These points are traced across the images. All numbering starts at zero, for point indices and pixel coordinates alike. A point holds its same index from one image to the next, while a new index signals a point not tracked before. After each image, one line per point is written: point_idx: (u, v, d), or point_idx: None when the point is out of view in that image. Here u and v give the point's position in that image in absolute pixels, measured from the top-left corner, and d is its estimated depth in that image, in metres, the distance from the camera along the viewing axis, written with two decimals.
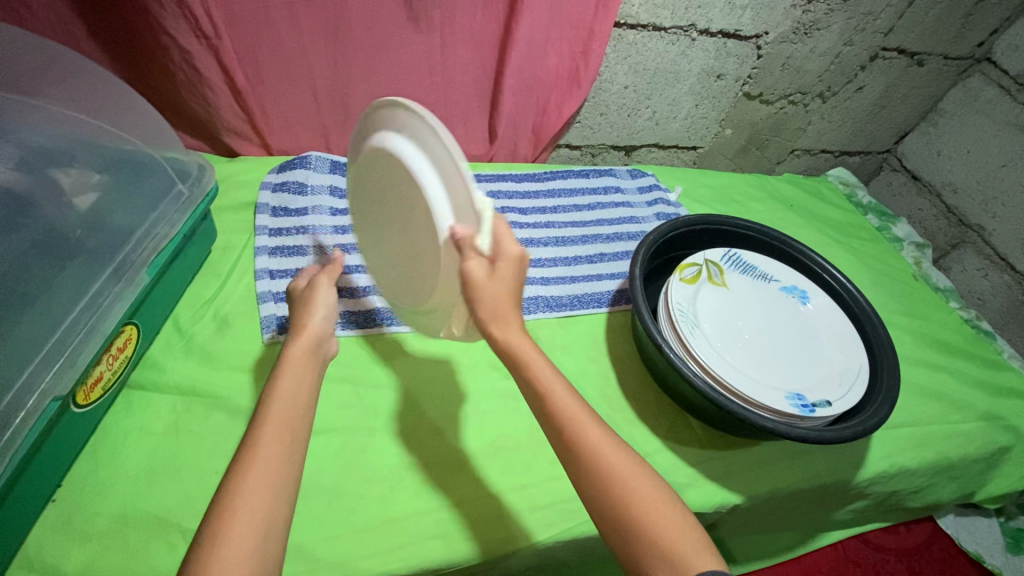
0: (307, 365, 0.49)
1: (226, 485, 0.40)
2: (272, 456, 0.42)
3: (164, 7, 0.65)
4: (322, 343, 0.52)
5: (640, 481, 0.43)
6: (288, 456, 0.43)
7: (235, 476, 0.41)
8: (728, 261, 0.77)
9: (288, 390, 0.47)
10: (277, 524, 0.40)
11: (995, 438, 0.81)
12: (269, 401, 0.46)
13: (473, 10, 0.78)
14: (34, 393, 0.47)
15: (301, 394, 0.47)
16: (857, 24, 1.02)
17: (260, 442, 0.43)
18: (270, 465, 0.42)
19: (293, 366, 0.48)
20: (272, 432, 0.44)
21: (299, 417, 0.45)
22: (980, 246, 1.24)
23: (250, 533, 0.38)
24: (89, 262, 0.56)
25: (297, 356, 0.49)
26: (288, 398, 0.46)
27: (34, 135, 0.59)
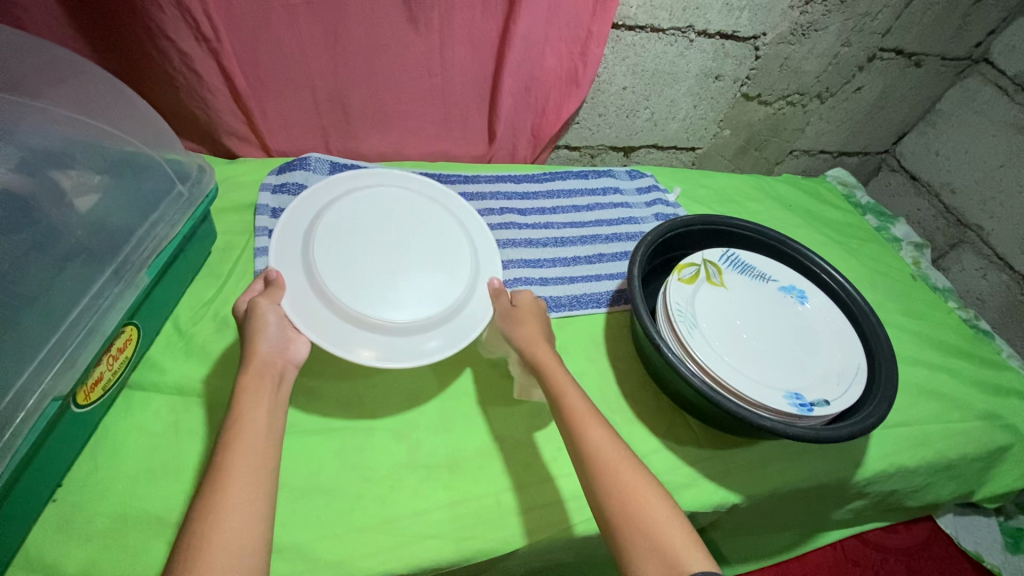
0: (262, 390, 0.50)
1: (199, 517, 0.41)
2: (239, 474, 0.44)
3: (164, 9, 0.65)
4: (277, 369, 0.52)
5: (635, 476, 0.48)
6: (258, 473, 0.44)
7: (206, 509, 0.42)
8: (726, 260, 0.77)
9: (253, 420, 0.47)
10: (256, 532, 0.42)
11: (993, 437, 0.82)
12: (231, 428, 0.47)
13: (472, 11, 0.79)
14: (35, 393, 0.48)
15: (261, 418, 0.48)
16: (855, 25, 1.02)
17: (230, 473, 0.44)
18: (241, 482, 0.43)
19: (251, 391, 0.49)
20: (240, 450, 0.45)
21: (263, 440, 0.47)
22: (978, 246, 1.24)
23: (230, 543, 0.40)
24: (89, 263, 0.56)
25: (251, 386, 0.50)
26: (251, 419, 0.47)
27: (34, 137, 0.58)
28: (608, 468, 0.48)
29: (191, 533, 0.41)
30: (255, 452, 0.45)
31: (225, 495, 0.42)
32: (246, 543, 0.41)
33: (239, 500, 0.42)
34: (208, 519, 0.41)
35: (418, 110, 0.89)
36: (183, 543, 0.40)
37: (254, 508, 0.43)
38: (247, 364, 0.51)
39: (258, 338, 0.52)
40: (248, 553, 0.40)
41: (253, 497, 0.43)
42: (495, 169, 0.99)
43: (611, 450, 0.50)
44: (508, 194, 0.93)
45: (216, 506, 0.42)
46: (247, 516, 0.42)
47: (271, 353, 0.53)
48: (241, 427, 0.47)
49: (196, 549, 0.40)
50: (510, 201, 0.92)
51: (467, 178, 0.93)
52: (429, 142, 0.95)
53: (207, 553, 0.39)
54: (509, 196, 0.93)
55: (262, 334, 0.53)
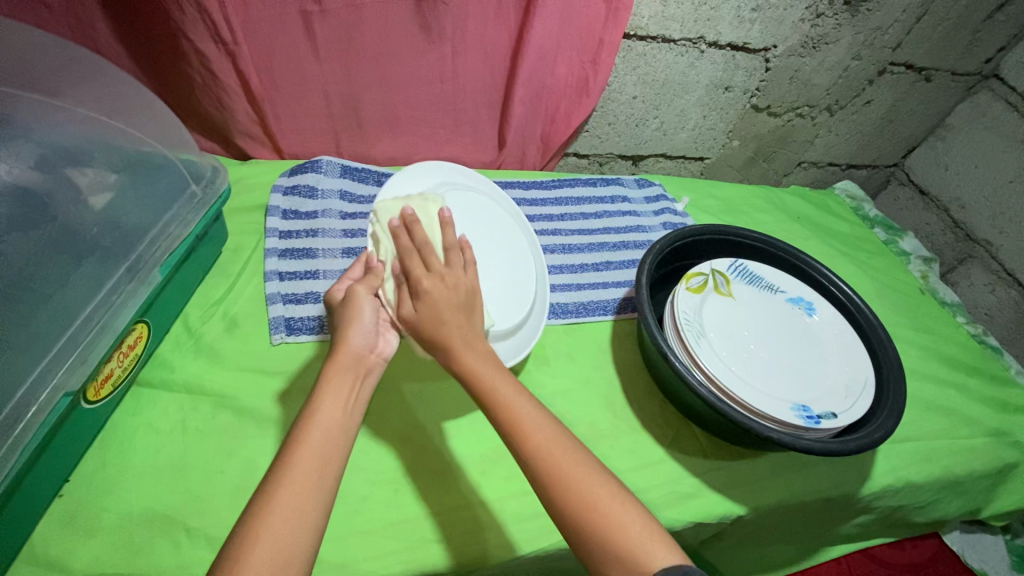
0: (351, 385, 0.49)
1: (248, 518, 0.40)
2: (310, 460, 0.43)
3: (184, 10, 0.67)
4: (368, 359, 0.51)
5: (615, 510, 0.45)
6: (327, 468, 0.44)
7: (258, 511, 0.40)
8: (734, 271, 0.77)
9: (325, 420, 0.46)
10: (313, 518, 0.41)
11: (1001, 454, 0.81)
12: (311, 415, 0.46)
13: (485, 19, 0.80)
14: (47, 387, 0.48)
15: (344, 410, 0.47)
16: (866, 39, 1.03)
17: (287, 478, 0.42)
18: (309, 471, 0.43)
19: (336, 381, 0.48)
20: (314, 433, 0.45)
21: (341, 431, 0.46)
22: (987, 261, 1.24)
23: (289, 525, 0.40)
24: (102, 261, 0.57)
25: (335, 379, 0.48)
26: (330, 409, 0.46)
27: (52, 135, 0.60)
28: (559, 478, 0.46)
29: (257, 505, 0.41)
30: (326, 441, 0.45)
31: (293, 477, 0.42)
32: (298, 537, 0.40)
33: (306, 483, 0.42)
34: (273, 497, 0.41)
35: (429, 116, 0.90)
36: (247, 516, 0.41)
37: (319, 496, 0.42)
38: (339, 353, 0.50)
39: (351, 326, 0.51)
40: (303, 540, 0.40)
41: (318, 486, 0.42)
42: (505, 175, 0.99)
43: (552, 449, 0.47)
44: (516, 200, 0.93)
45: (278, 496, 0.41)
46: (307, 502, 0.41)
47: (365, 344, 0.51)
48: (319, 414, 0.46)
49: (261, 522, 0.40)
50: (518, 207, 0.92)
51: None
52: (439, 147, 0.96)
53: (268, 529, 0.39)
54: (518, 203, 0.93)
55: (355, 323, 0.51)
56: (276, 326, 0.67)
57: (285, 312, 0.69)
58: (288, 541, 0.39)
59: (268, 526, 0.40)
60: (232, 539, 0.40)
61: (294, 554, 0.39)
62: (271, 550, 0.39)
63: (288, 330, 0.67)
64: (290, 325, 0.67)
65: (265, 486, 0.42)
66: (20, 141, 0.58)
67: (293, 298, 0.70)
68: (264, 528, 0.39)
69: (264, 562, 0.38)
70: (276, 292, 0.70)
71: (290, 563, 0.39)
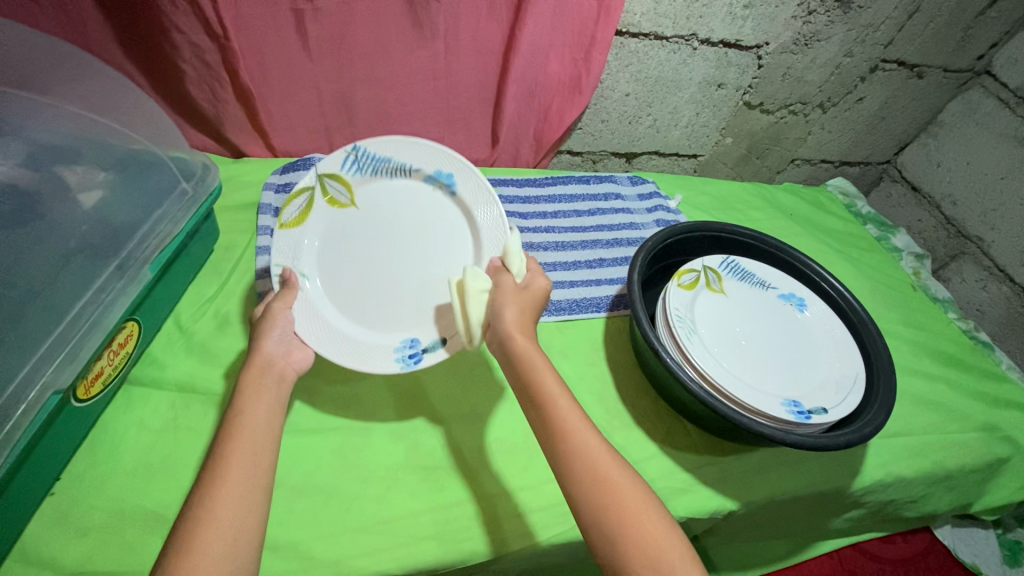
0: (269, 383, 0.52)
1: (192, 507, 0.42)
2: (248, 450, 0.45)
3: (176, 5, 0.67)
4: (285, 356, 0.55)
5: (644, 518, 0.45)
6: (261, 459, 0.46)
7: (201, 498, 0.42)
8: (726, 267, 0.77)
9: (253, 413, 0.48)
10: (256, 504, 0.43)
11: (992, 448, 0.81)
12: (237, 412, 0.48)
13: (477, 16, 0.80)
14: (36, 385, 0.48)
15: (269, 407, 0.49)
16: (857, 35, 1.03)
17: (226, 464, 0.44)
18: (246, 461, 0.45)
19: (257, 382, 0.51)
20: (248, 427, 0.47)
21: (271, 425, 0.48)
22: (979, 257, 1.25)
23: (233, 511, 0.42)
24: (91, 258, 0.56)
25: (251, 380, 0.51)
26: (258, 408, 0.49)
27: (41, 133, 0.60)
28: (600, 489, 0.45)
29: (198, 496, 0.42)
30: (260, 434, 0.47)
31: (232, 463, 0.44)
32: (242, 515, 0.42)
33: (245, 472, 0.44)
34: (213, 489, 0.43)
35: (422, 114, 0.90)
36: (191, 508, 0.42)
37: (257, 484, 0.44)
38: (255, 355, 0.53)
39: (269, 332, 0.55)
40: (247, 525, 0.42)
41: (256, 475, 0.44)
42: (498, 173, 0.99)
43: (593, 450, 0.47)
44: (509, 197, 0.93)
45: (219, 481, 0.43)
46: (249, 490, 0.43)
47: (280, 345, 0.55)
48: (249, 413, 0.48)
49: (204, 511, 0.41)
50: (512, 205, 0.92)
51: None
52: None
53: (214, 517, 0.41)
54: (511, 200, 0.93)
55: (268, 333, 0.55)
56: None
57: None
58: (233, 525, 0.41)
59: (214, 513, 0.41)
60: (178, 531, 0.41)
61: (241, 538, 0.41)
62: (220, 533, 0.40)
63: None
64: None
65: (202, 482, 0.43)
66: (9, 138, 0.57)
67: None
68: (209, 515, 0.41)
69: (212, 547, 0.40)
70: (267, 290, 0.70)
71: (239, 544, 0.41)
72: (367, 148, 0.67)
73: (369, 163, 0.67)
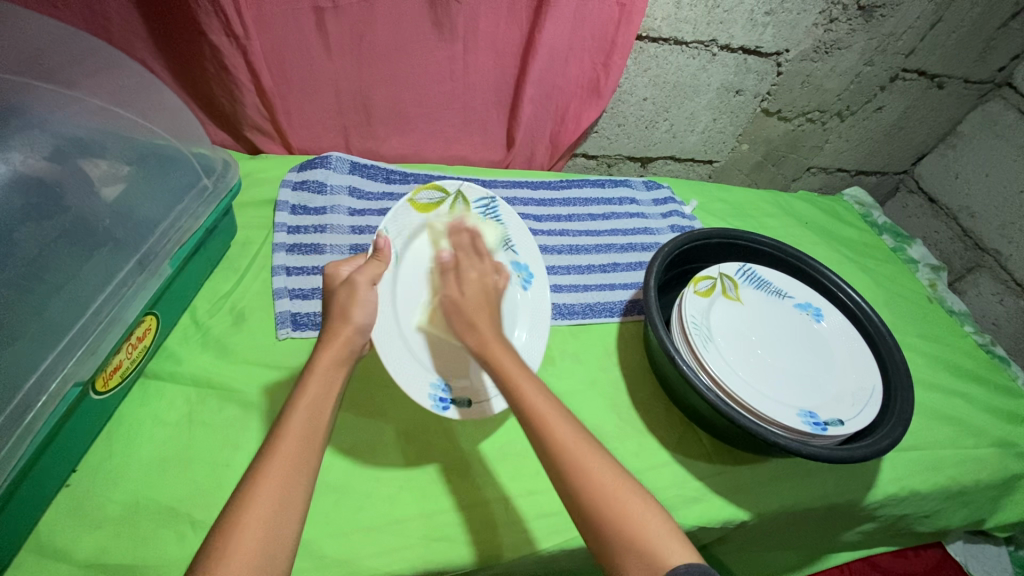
0: (337, 374, 0.49)
1: (241, 493, 0.41)
2: (295, 446, 0.43)
3: (198, 4, 0.67)
4: (359, 343, 0.51)
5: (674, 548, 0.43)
6: (308, 457, 0.44)
7: (251, 485, 0.41)
8: (742, 275, 0.76)
9: (313, 404, 0.46)
10: (297, 506, 0.41)
11: (1008, 465, 0.81)
12: (295, 401, 0.46)
13: (498, 18, 0.80)
14: (57, 377, 0.48)
15: (326, 402, 0.47)
16: (879, 44, 1.02)
17: (280, 457, 0.42)
18: (292, 458, 0.43)
19: (322, 371, 0.48)
20: (302, 422, 0.45)
21: (322, 422, 0.46)
22: (996, 271, 1.23)
23: (276, 507, 0.40)
24: (113, 252, 0.57)
25: (326, 364, 0.48)
26: (312, 400, 0.46)
27: (67, 126, 0.60)
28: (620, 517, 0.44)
29: (244, 489, 0.41)
30: (309, 431, 0.45)
31: (285, 455, 0.43)
32: (287, 514, 0.40)
33: (287, 472, 0.42)
34: (258, 481, 0.41)
35: (439, 114, 0.90)
36: (234, 500, 0.40)
37: (302, 482, 0.42)
38: (329, 338, 0.50)
39: (350, 312, 0.51)
40: (286, 528, 0.40)
41: (299, 476, 0.42)
42: (513, 174, 0.99)
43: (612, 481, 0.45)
44: (524, 200, 0.93)
45: (270, 473, 0.41)
46: (289, 489, 0.41)
47: (359, 329, 0.51)
48: (302, 405, 0.46)
49: (247, 505, 0.40)
50: (526, 207, 0.92)
51: (484, 183, 0.93)
52: (448, 145, 0.96)
53: (253, 511, 0.39)
54: (526, 203, 0.93)
55: (354, 304, 0.52)
56: (281, 320, 0.67)
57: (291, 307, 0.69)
58: (274, 526, 0.39)
59: (255, 509, 0.40)
60: (221, 519, 0.40)
61: (279, 536, 0.39)
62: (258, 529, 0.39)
63: (294, 325, 0.67)
64: (296, 320, 0.68)
65: (250, 474, 0.42)
66: (33, 131, 0.58)
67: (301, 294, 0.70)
68: (249, 511, 0.39)
69: (250, 544, 0.38)
70: (283, 287, 0.70)
71: (276, 540, 0.39)
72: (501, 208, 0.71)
73: (493, 216, 0.71)
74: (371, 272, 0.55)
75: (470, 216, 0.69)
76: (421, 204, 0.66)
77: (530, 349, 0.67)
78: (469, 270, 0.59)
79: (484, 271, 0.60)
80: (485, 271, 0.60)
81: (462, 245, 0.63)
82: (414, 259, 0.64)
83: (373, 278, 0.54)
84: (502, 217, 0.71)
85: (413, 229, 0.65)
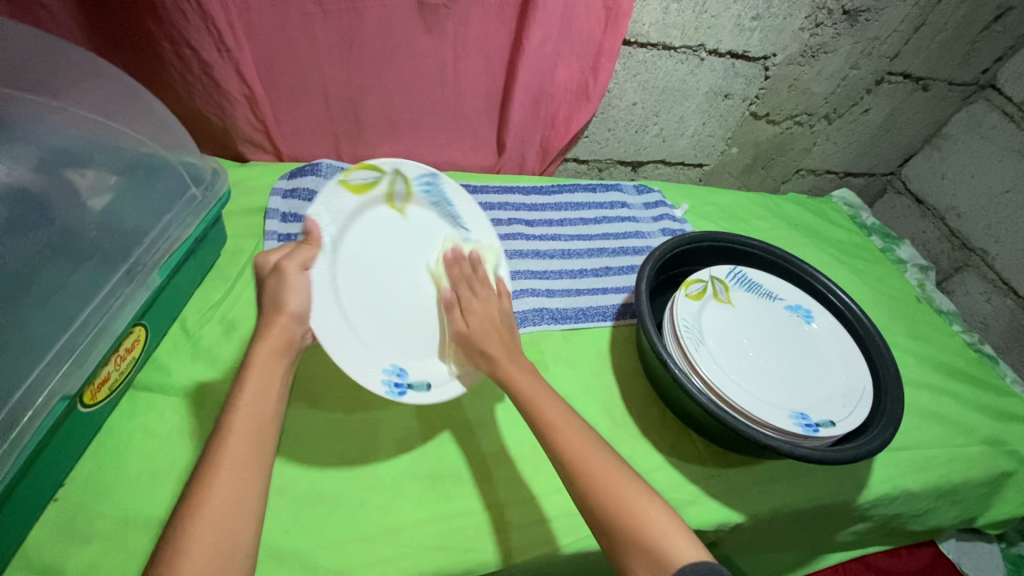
0: (274, 363, 0.49)
1: (188, 503, 0.40)
2: (240, 447, 0.43)
3: (188, 19, 0.67)
4: (297, 332, 0.51)
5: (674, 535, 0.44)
6: (257, 447, 0.44)
7: (197, 494, 0.41)
8: (733, 278, 0.77)
9: (256, 394, 0.46)
10: (251, 503, 0.42)
11: (997, 463, 0.81)
12: (235, 395, 0.46)
13: (487, 24, 0.80)
14: (43, 392, 0.48)
15: (268, 393, 0.47)
16: (864, 48, 1.03)
17: (223, 461, 0.42)
18: (240, 446, 0.43)
19: (261, 362, 0.48)
20: (243, 419, 0.45)
21: (265, 414, 0.46)
22: (983, 270, 1.25)
23: (225, 510, 0.40)
24: (101, 263, 0.56)
25: (263, 355, 0.48)
26: (256, 390, 0.46)
27: (53, 136, 0.59)
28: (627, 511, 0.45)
29: (193, 492, 0.41)
30: (253, 423, 0.45)
31: (228, 456, 0.42)
32: (239, 516, 0.40)
33: (235, 474, 0.42)
34: (209, 470, 0.42)
35: (430, 121, 0.90)
36: (189, 490, 0.41)
37: (251, 479, 0.42)
38: (265, 329, 0.50)
39: (283, 299, 0.51)
40: (241, 528, 0.40)
41: (249, 474, 0.42)
42: (504, 180, 1.00)
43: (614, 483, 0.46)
44: (515, 205, 0.93)
45: (217, 476, 0.41)
46: (244, 478, 0.42)
47: (296, 317, 0.51)
48: (242, 398, 0.46)
49: (207, 487, 0.41)
50: (518, 212, 0.92)
51: (476, 188, 0.94)
52: (439, 151, 0.96)
53: (203, 519, 0.39)
54: (518, 208, 0.93)
55: (292, 293, 0.52)
56: None
57: None
58: (224, 529, 0.39)
59: (211, 496, 0.40)
60: (176, 517, 0.40)
61: (235, 535, 0.40)
62: (218, 511, 0.40)
63: None
64: None
65: (203, 461, 0.42)
66: (21, 143, 0.57)
67: None
68: (205, 499, 0.40)
69: (211, 527, 0.39)
70: None
71: (227, 544, 0.39)
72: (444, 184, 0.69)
73: (438, 195, 0.69)
74: (302, 257, 0.54)
75: (412, 197, 0.68)
76: (355, 185, 0.63)
77: (504, 303, 0.68)
78: (470, 297, 0.59)
79: (488, 300, 0.60)
80: (487, 300, 0.59)
81: (461, 273, 0.62)
82: (363, 238, 0.63)
83: (304, 262, 0.54)
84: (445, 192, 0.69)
85: (351, 210, 0.62)
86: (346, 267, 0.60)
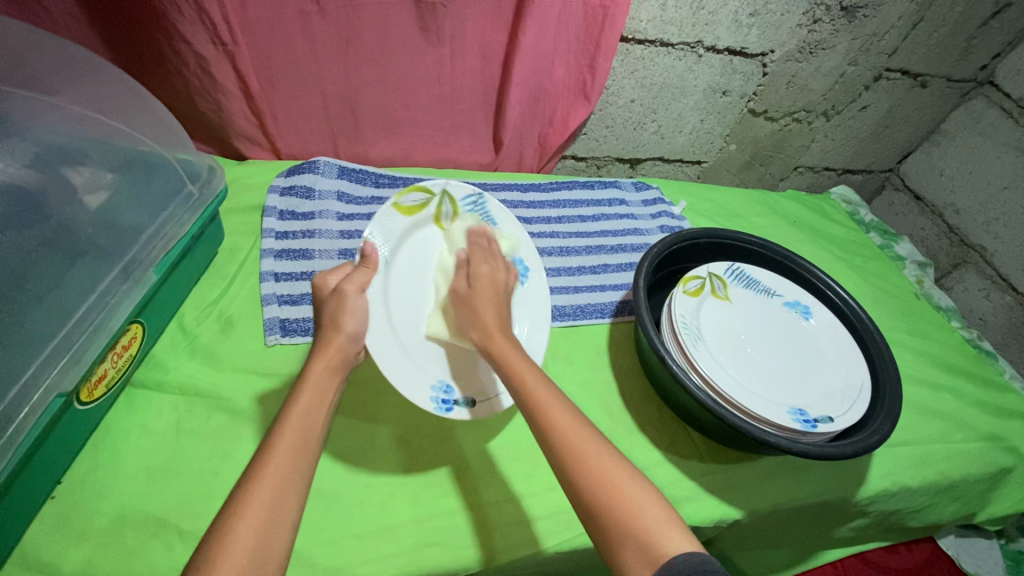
0: (329, 381, 0.48)
1: (225, 512, 0.39)
2: (285, 459, 0.42)
3: (183, 13, 0.66)
4: (351, 351, 0.51)
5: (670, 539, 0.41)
6: (302, 461, 0.43)
7: (234, 504, 0.39)
8: (731, 274, 0.77)
9: (306, 409, 0.46)
10: (287, 519, 0.40)
11: (996, 459, 0.81)
12: (287, 408, 0.46)
13: (484, 21, 0.80)
14: (40, 388, 0.48)
15: (319, 408, 0.46)
16: (862, 44, 1.03)
17: (264, 473, 0.41)
18: (290, 452, 0.43)
19: (316, 375, 0.48)
20: (291, 433, 0.44)
21: (315, 424, 0.45)
22: (981, 267, 1.25)
23: (260, 524, 0.38)
24: (97, 260, 0.56)
25: (317, 371, 0.48)
26: (307, 404, 0.46)
27: (49, 133, 0.58)
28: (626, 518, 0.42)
29: (231, 503, 0.39)
30: (305, 433, 0.44)
31: (271, 467, 0.41)
32: (275, 529, 0.39)
33: (277, 484, 0.41)
34: (262, 470, 0.41)
35: (427, 118, 0.90)
36: (236, 494, 0.40)
37: (289, 493, 0.41)
38: (322, 345, 0.50)
39: (340, 320, 0.51)
40: (274, 542, 0.38)
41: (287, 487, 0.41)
42: (502, 177, 0.99)
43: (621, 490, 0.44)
44: (513, 202, 0.93)
45: (255, 487, 0.40)
46: (286, 488, 0.41)
47: (352, 337, 0.51)
48: (297, 408, 0.46)
49: (245, 497, 0.39)
50: (516, 210, 0.92)
51: (474, 186, 0.93)
52: (437, 148, 0.96)
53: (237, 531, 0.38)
54: (516, 205, 0.93)
55: (348, 314, 0.52)
56: (270, 327, 0.67)
57: (280, 313, 0.69)
58: (257, 542, 0.38)
59: (256, 495, 0.40)
60: (211, 528, 0.38)
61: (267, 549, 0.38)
62: (253, 523, 0.38)
63: (281, 331, 0.67)
64: (284, 326, 0.67)
65: (247, 473, 0.41)
66: (16, 139, 0.55)
67: (289, 299, 0.70)
68: (252, 498, 0.39)
69: (245, 539, 0.37)
70: (271, 293, 0.70)
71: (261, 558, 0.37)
72: (489, 203, 0.70)
73: (483, 213, 0.70)
74: (360, 279, 0.54)
75: (459, 216, 0.68)
76: (407, 206, 0.64)
77: (533, 342, 0.66)
78: (482, 267, 0.61)
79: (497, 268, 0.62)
80: (496, 267, 0.62)
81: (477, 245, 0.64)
82: (410, 259, 0.64)
83: (362, 285, 0.54)
84: (491, 214, 0.70)
85: (403, 231, 0.63)
86: (395, 285, 0.61)
